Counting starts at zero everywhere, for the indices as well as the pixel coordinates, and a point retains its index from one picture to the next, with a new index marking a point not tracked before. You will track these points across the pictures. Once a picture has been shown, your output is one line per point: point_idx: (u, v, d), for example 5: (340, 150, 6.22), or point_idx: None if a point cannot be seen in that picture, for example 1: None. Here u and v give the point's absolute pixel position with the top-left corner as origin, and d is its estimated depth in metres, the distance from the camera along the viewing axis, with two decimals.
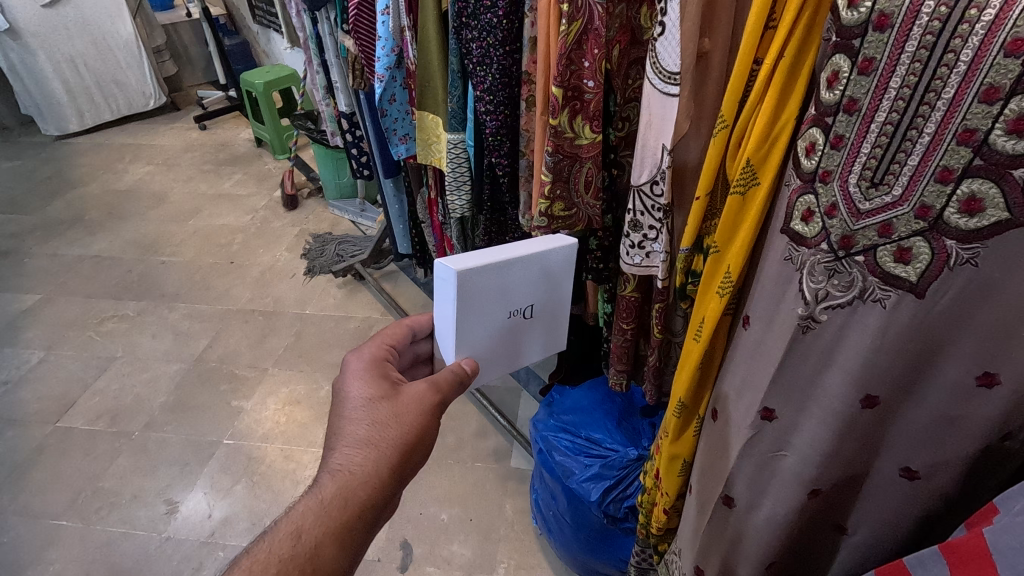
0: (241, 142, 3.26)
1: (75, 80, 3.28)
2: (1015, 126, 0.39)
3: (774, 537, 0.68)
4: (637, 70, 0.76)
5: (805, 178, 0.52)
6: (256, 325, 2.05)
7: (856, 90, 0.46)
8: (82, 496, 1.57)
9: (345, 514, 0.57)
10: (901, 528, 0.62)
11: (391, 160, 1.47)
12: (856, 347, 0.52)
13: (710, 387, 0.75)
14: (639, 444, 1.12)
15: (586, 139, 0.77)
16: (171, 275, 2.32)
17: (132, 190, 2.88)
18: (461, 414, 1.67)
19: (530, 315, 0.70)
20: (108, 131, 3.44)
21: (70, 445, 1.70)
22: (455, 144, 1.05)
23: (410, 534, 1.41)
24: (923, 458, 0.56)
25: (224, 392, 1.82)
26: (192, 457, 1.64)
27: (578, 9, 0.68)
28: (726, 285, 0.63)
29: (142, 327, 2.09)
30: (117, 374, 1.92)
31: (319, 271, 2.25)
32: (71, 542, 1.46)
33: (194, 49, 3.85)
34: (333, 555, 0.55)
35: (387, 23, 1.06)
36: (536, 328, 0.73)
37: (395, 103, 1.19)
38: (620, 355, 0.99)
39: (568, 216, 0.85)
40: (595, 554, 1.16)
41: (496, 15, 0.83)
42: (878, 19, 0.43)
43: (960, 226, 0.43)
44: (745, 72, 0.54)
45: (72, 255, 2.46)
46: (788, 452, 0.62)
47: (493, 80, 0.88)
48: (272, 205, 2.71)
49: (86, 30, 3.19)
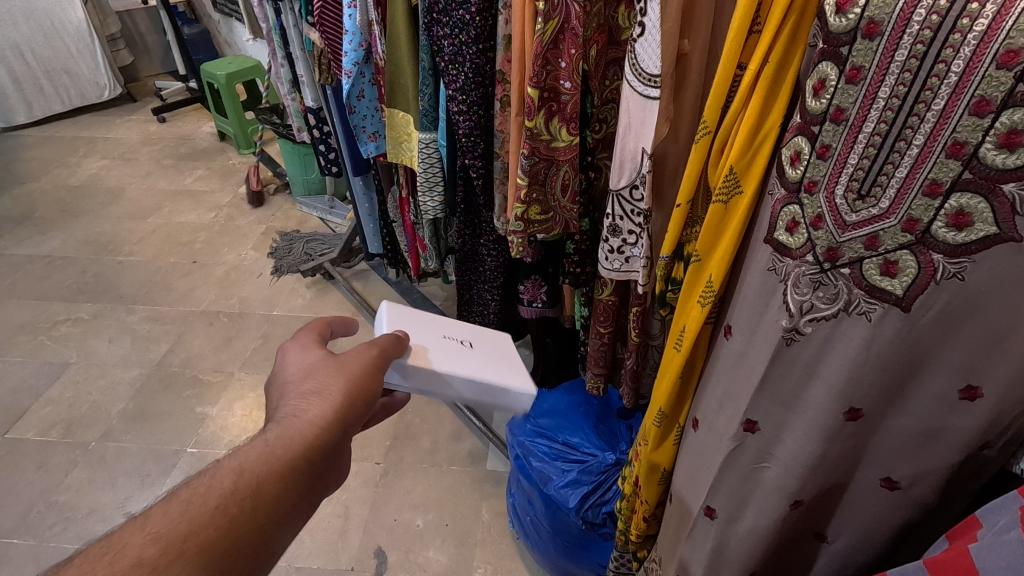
0: (203, 136, 3.14)
1: (22, 68, 3.10)
2: (1005, 140, 0.38)
3: (755, 546, 0.67)
4: (615, 71, 0.73)
5: (789, 189, 0.51)
6: (222, 327, 1.98)
7: (844, 100, 0.45)
8: (33, 511, 1.48)
9: (284, 460, 0.51)
10: (880, 536, 0.62)
11: (359, 157, 1.42)
12: (842, 361, 0.51)
13: (690, 397, 0.74)
14: (617, 448, 1.11)
15: (563, 141, 0.75)
16: (130, 275, 2.22)
17: (86, 185, 2.74)
18: (435, 417, 1.64)
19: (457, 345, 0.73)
20: (59, 124, 3.27)
21: (20, 458, 1.61)
22: (426, 144, 1.01)
23: (384, 541, 1.37)
24: (905, 469, 0.56)
25: (188, 398, 1.75)
26: (154, 468, 1.57)
27: (555, 8, 0.65)
28: (708, 295, 0.62)
29: (98, 330, 1.99)
30: (71, 381, 1.82)
31: (286, 270, 2.18)
32: (22, 561, 1.38)
33: (150, 37, 3.69)
34: (273, 492, 0.49)
35: (353, 17, 1.01)
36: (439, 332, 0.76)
37: (364, 100, 1.14)
38: (597, 358, 0.97)
39: (545, 220, 0.82)
40: (572, 559, 1.14)
41: (469, 12, 0.79)
42: (867, 26, 0.42)
43: (948, 240, 0.43)
44: (729, 74, 0.53)
45: (21, 255, 2.33)
46: (770, 464, 0.61)
47: (466, 80, 0.84)
48: (236, 201, 2.62)
49: (32, 16, 3.03)
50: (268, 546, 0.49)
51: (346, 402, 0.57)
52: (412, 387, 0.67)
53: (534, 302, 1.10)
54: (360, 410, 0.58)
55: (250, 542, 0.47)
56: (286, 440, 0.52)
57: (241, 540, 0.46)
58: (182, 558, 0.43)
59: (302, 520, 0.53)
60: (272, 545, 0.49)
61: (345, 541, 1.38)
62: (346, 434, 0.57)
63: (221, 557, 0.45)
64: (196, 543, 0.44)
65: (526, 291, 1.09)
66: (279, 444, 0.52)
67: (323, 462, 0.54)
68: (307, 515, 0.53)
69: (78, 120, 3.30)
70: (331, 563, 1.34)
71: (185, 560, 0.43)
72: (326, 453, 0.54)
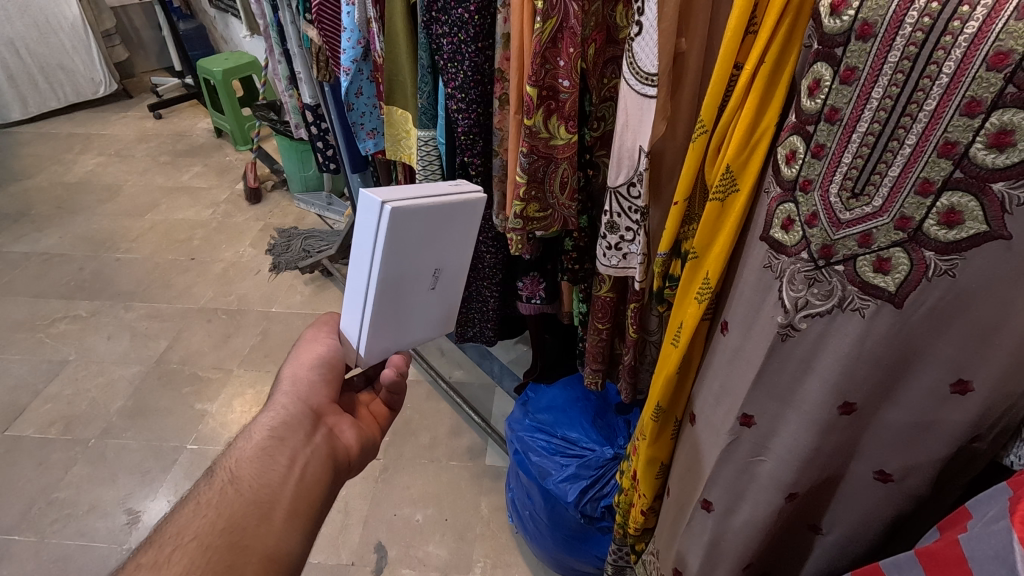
0: (199, 133, 3.13)
1: (16, 64, 3.08)
2: (995, 140, 0.39)
3: (752, 538, 0.68)
4: (613, 69, 0.74)
5: (784, 186, 0.51)
6: (220, 324, 1.98)
7: (838, 99, 0.46)
8: (35, 508, 1.49)
9: (261, 447, 0.61)
10: (874, 528, 0.63)
11: (358, 154, 1.42)
12: (835, 356, 0.52)
13: (687, 392, 0.75)
14: (615, 443, 1.12)
15: (561, 139, 0.75)
16: (128, 273, 2.21)
17: (82, 182, 2.73)
18: (434, 413, 1.65)
19: (437, 276, 0.69)
20: (55, 120, 3.26)
21: (21, 455, 1.61)
22: (426, 141, 1.00)
23: (384, 536, 1.38)
24: (898, 461, 0.57)
25: (187, 395, 1.75)
26: (155, 464, 1.58)
27: (553, 7, 0.66)
28: (705, 291, 0.63)
29: (97, 327, 2.00)
30: (71, 378, 1.82)
31: (285, 267, 2.19)
32: (24, 557, 1.39)
33: (146, 33, 3.67)
34: (253, 472, 0.58)
35: (352, 14, 1.01)
36: (438, 296, 0.72)
37: (362, 97, 1.14)
38: (596, 354, 0.97)
39: (544, 217, 0.83)
40: (572, 552, 1.16)
41: (468, 10, 0.80)
42: (861, 27, 0.42)
43: (939, 238, 0.44)
44: (724, 74, 0.53)
45: (18, 252, 2.33)
46: (766, 457, 0.62)
47: (465, 77, 0.85)
48: (234, 198, 2.62)
49: (27, 11, 3.01)
50: (277, 515, 0.56)
51: (296, 384, 0.67)
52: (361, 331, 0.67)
53: (532, 298, 1.11)
54: (317, 382, 0.68)
55: (253, 516, 0.55)
56: (259, 438, 0.62)
57: (239, 518, 0.54)
58: (188, 544, 0.51)
59: (314, 485, 0.60)
60: (283, 515, 0.56)
61: (345, 536, 1.39)
62: (311, 407, 0.66)
63: (222, 532, 0.53)
64: (190, 533, 0.52)
65: (525, 288, 1.10)
66: (252, 444, 0.61)
67: (301, 435, 0.63)
68: (315, 480, 0.60)
69: (74, 116, 3.29)
70: (332, 558, 1.35)
71: (185, 547, 0.51)
72: (296, 427, 0.63)
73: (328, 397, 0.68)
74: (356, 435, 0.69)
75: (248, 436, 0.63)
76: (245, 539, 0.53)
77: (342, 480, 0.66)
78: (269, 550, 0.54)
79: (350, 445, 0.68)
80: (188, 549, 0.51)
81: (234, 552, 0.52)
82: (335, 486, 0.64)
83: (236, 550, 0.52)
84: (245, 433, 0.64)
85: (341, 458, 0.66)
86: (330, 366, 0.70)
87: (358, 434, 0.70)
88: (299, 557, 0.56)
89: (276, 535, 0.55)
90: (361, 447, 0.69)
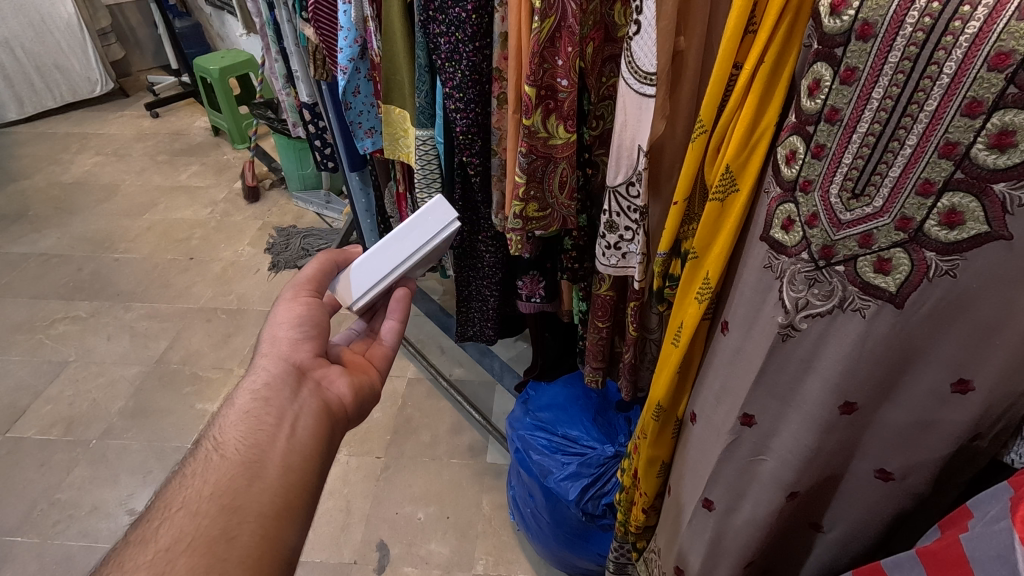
0: (197, 131, 3.12)
1: (12, 64, 3.06)
2: (996, 141, 0.39)
3: (752, 536, 0.68)
4: (611, 68, 0.74)
5: (784, 187, 0.51)
6: (220, 324, 1.98)
7: (837, 100, 0.45)
8: (37, 509, 1.49)
9: (246, 412, 0.61)
10: (875, 526, 0.63)
11: (356, 152, 1.41)
12: (836, 356, 0.52)
13: (687, 391, 0.75)
14: (616, 441, 1.12)
15: (560, 139, 0.75)
16: (127, 273, 2.21)
17: (80, 182, 2.72)
18: (434, 412, 1.64)
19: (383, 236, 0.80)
20: (51, 120, 3.24)
21: (22, 457, 1.61)
22: (424, 140, 1.00)
23: (386, 534, 1.39)
24: (899, 461, 0.57)
25: (188, 395, 1.75)
26: (156, 465, 1.58)
27: (552, 5, 0.65)
28: (705, 291, 0.63)
29: (97, 328, 1.99)
30: (70, 379, 1.82)
31: (284, 266, 2.19)
32: (26, 558, 1.39)
33: (142, 31, 3.65)
34: (239, 436, 0.59)
35: (349, 12, 1.01)
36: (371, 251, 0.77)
37: (359, 96, 1.13)
38: (596, 353, 0.97)
39: (543, 217, 0.83)
40: (573, 550, 1.16)
41: (466, 9, 0.80)
42: (861, 27, 0.42)
43: (940, 238, 0.43)
44: (722, 75, 0.53)
45: (16, 254, 2.32)
46: (766, 456, 0.62)
47: (462, 77, 0.84)
48: (232, 197, 2.61)
49: (22, 11, 2.98)
50: (269, 473, 0.56)
51: (277, 345, 0.68)
52: (371, 280, 0.72)
53: (532, 297, 1.11)
54: (300, 339, 0.69)
55: (243, 477, 0.55)
56: (243, 404, 0.62)
57: (229, 482, 0.54)
58: (176, 514, 0.52)
59: (304, 439, 0.61)
60: (274, 471, 0.57)
61: (347, 535, 1.39)
62: (294, 363, 0.67)
63: (210, 496, 0.53)
64: (178, 501, 0.53)
65: (524, 286, 1.09)
66: (236, 410, 0.62)
67: (286, 393, 0.63)
68: (306, 434, 0.61)
69: (71, 116, 3.28)
70: (333, 557, 1.35)
71: (173, 518, 0.51)
72: (281, 387, 0.64)
73: (311, 352, 0.69)
74: (349, 384, 0.69)
75: (231, 404, 0.63)
76: (238, 500, 0.53)
77: (339, 430, 0.67)
78: (265, 508, 0.54)
79: (343, 395, 0.68)
80: (176, 519, 0.51)
81: (227, 515, 0.52)
82: (331, 436, 0.64)
83: (230, 511, 0.52)
84: (229, 400, 0.64)
85: (334, 408, 0.66)
86: (312, 323, 0.70)
87: (351, 383, 0.70)
88: (301, 508, 0.56)
89: (270, 490, 0.55)
90: (356, 395, 0.70)
